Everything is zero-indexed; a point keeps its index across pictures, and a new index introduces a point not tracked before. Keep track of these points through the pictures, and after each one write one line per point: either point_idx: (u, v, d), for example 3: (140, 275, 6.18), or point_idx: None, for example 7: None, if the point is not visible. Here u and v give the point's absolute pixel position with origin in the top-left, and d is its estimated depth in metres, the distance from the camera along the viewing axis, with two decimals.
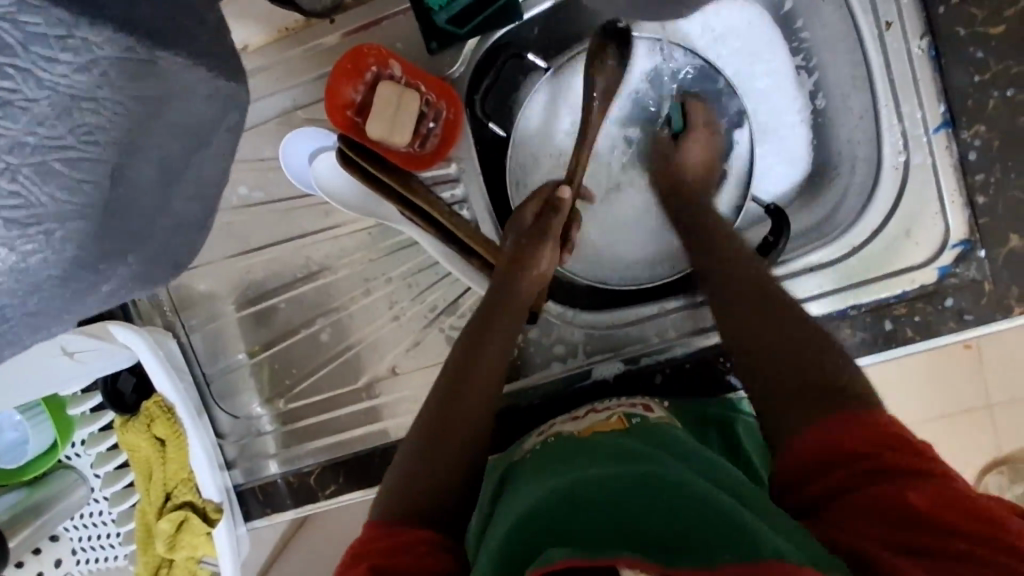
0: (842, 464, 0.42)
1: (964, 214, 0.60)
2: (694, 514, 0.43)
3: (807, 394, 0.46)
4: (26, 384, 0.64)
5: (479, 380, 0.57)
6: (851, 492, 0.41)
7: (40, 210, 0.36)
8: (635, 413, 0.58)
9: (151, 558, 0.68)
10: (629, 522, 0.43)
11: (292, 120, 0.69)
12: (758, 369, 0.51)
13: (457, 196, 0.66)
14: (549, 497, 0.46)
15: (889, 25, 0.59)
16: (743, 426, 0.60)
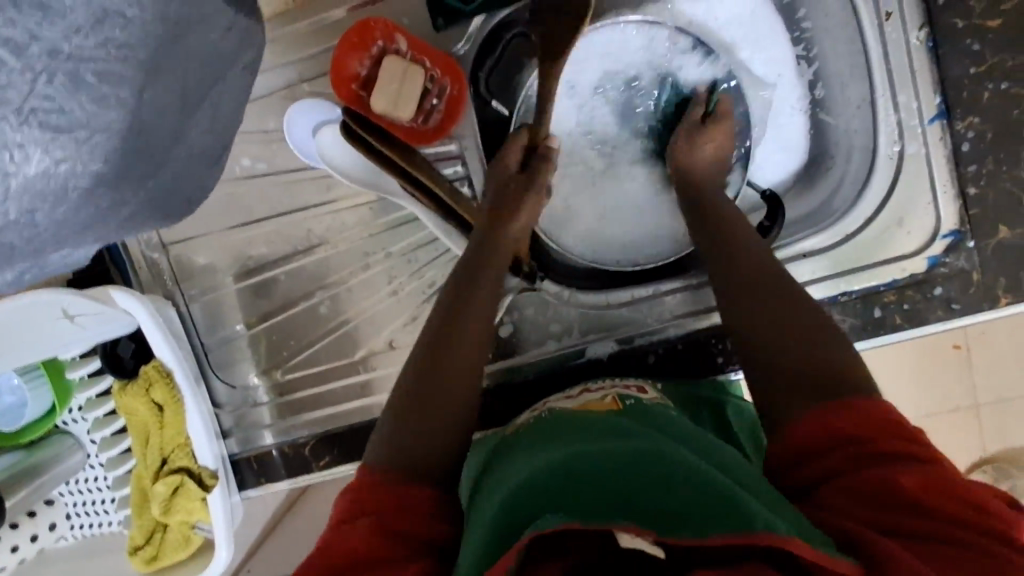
0: (833, 447, 0.44)
1: (955, 205, 0.61)
2: (685, 485, 0.44)
3: (806, 386, 0.48)
4: (27, 338, 0.65)
5: (462, 345, 0.55)
6: (839, 478, 0.43)
7: (75, 118, 0.39)
8: (629, 396, 0.59)
9: (146, 522, 0.70)
10: (624, 492, 0.45)
11: (296, 93, 0.69)
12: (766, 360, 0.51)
13: (459, 174, 0.67)
14: (546, 468, 0.47)
15: (889, 15, 0.60)
16: (731, 407, 0.61)
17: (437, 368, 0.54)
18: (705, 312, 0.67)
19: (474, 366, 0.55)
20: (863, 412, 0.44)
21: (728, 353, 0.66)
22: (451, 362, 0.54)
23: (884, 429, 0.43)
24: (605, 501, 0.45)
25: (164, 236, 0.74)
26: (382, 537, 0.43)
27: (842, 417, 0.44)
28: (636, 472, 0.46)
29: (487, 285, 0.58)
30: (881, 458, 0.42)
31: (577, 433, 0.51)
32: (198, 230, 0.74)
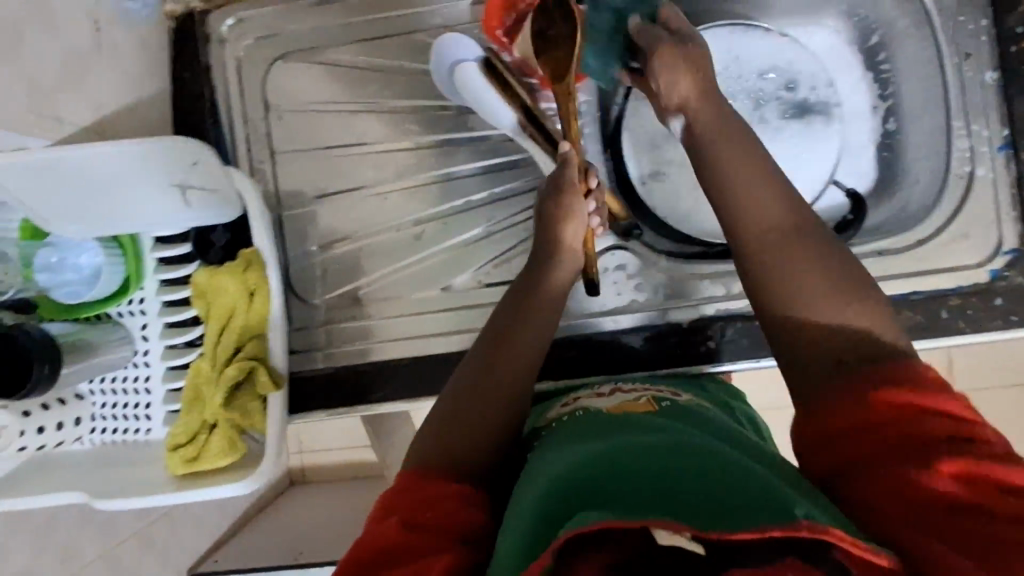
0: (857, 435, 0.46)
1: (1017, 226, 0.69)
2: (722, 489, 0.45)
3: (830, 362, 0.50)
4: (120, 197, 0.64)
5: (501, 369, 0.60)
6: (870, 465, 0.45)
7: None
8: (664, 398, 0.61)
9: (193, 419, 0.67)
10: (656, 484, 0.46)
11: (434, 33, 0.74)
12: (794, 333, 0.52)
13: (573, 130, 0.73)
14: (581, 464, 0.48)
15: (968, 55, 0.70)
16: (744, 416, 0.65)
17: (489, 364, 0.60)
18: None
19: (521, 371, 0.60)
20: (892, 390, 0.46)
21: None
22: (502, 358, 0.60)
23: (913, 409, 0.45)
24: (647, 493, 0.45)
25: (274, 145, 0.76)
26: (404, 532, 0.48)
27: (869, 388, 0.47)
28: (680, 466, 0.47)
29: (535, 303, 0.62)
30: (912, 444, 0.44)
31: (614, 431, 0.53)
32: (305, 146, 0.76)
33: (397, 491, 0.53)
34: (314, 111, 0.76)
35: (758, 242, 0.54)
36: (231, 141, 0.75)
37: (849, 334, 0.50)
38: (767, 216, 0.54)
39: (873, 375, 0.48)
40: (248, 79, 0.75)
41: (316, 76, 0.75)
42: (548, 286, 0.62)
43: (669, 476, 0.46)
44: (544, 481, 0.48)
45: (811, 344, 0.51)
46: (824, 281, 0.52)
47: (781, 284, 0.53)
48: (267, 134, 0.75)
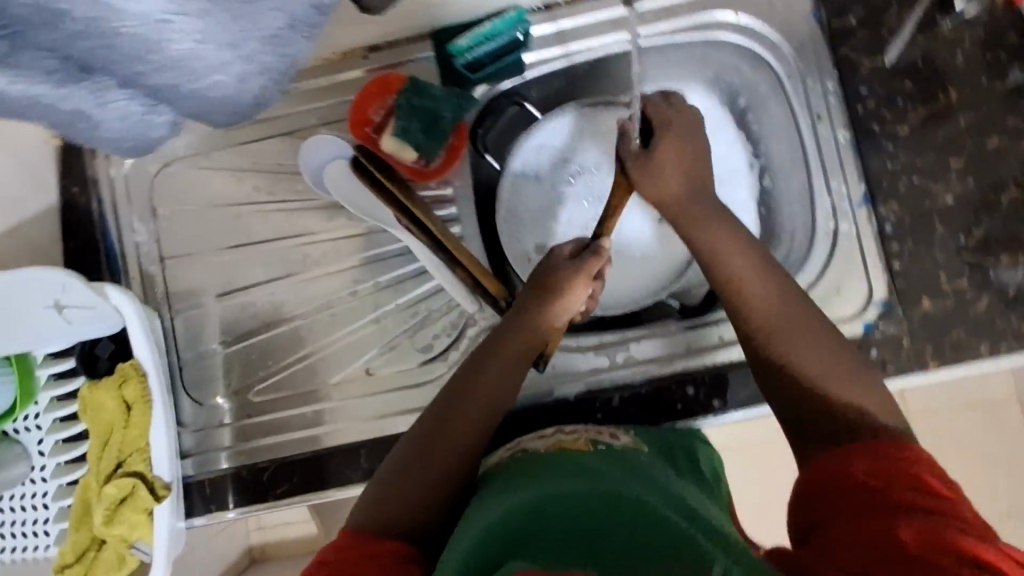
0: (822, 501, 0.50)
1: (885, 278, 0.70)
2: (650, 533, 0.46)
3: (818, 435, 0.55)
4: (1, 320, 0.66)
5: (445, 442, 0.59)
6: (834, 519, 0.48)
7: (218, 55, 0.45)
8: (601, 441, 0.62)
9: (81, 538, 0.67)
10: (587, 530, 0.47)
11: (311, 131, 0.76)
12: (797, 382, 0.57)
13: (451, 215, 0.74)
14: (516, 508, 0.49)
15: (820, 117, 0.73)
16: (702, 452, 0.67)
17: (447, 425, 0.59)
18: (668, 359, 0.73)
19: (480, 429, 0.60)
20: (885, 458, 0.49)
21: (689, 401, 0.70)
22: (460, 414, 0.60)
23: (895, 480, 0.48)
24: (571, 531, 0.47)
25: (163, 250, 0.77)
26: None
27: (860, 460, 0.50)
28: (607, 515, 0.49)
29: (491, 371, 0.62)
30: (888, 503, 0.47)
31: (558, 473, 0.54)
32: (193, 249, 0.77)
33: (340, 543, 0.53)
34: (201, 214, 0.78)
35: (744, 317, 0.60)
36: (119, 248, 0.76)
37: (846, 413, 0.55)
38: (761, 300, 0.60)
39: (874, 449, 0.50)
40: (134, 189, 0.77)
41: (206, 180, 0.78)
42: (506, 352, 0.63)
43: (597, 522, 0.48)
44: (484, 522, 0.49)
45: (793, 395, 0.57)
46: (829, 371, 0.56)
47: (783, 356, 0.58)
48: (156, 240, 0.77)
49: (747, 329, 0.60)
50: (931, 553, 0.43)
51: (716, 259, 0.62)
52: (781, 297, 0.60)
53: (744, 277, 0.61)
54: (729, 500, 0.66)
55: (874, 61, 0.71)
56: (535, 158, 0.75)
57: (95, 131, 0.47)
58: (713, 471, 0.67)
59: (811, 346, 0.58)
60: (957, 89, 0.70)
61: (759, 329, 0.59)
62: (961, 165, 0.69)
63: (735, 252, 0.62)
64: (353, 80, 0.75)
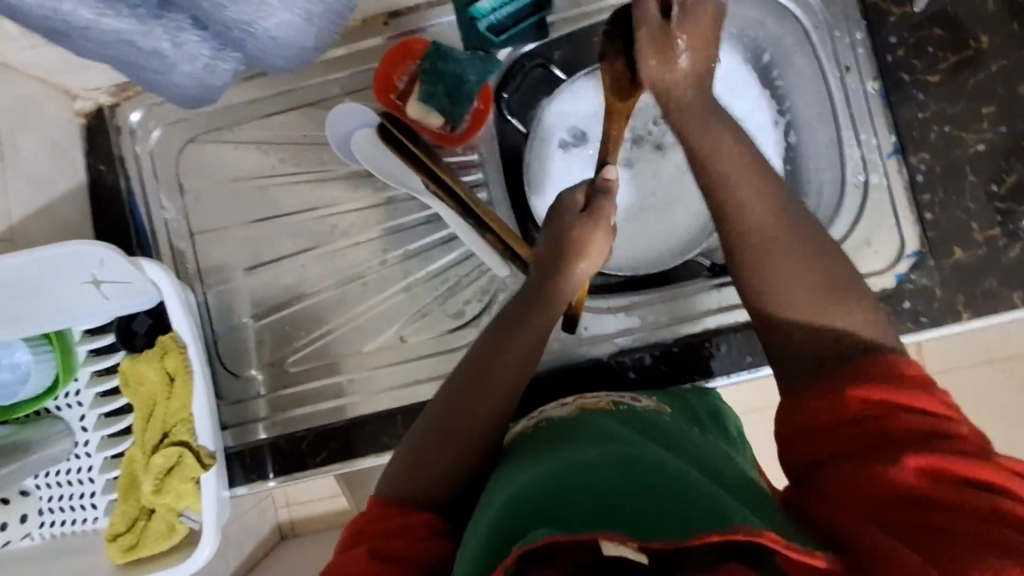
0: (816, 434, 0.46)
1: (916, 229, 0.70)
2: (665, 494, 0.44)
3: (810, 362, 0.48)
4: (36, 297, 0.66)
5: (467, 418, 0.57)
6: (835, 461, 0.44)
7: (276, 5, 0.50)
8: (624, 402, 0.63)
9: (130, 508, 0.68)
10: (603, 494, 0.45)
11: (334, 101, 0.76)
12: (786, 304, 0.50)
13: (478, 180, 0.74)
14: (534, 481, 0.48)
15: (848, 69, 0.72)
16: (729, 421, 0.67)
17: (468, 394, 0.58)
18: (698, 318, 0.73)
19: (501, 395, 0.59)
20: (878, 383, 0.44)
21: (721, 358, 0.71)
22: (481, 384, 0.58)
23: (890, 406, 0.44)
24: (581, 495, 0.45)
25: (192, 226, 0.78)
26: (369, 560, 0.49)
27: (851, 382, 0.45)
28: (622, 473, 0.47)
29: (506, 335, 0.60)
30: (886, 438, 0.43)
31: (573, 442, 0.53)
32: (221, 223, 0.78)
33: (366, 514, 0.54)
34: (227, 188, 0.78)
35: (739, 242, 0.52)
36: (149, 226, 0.77)
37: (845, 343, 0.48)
38: (760, 228, 0.51)
39: (866, 370, 0.45)
40: (159, 165, 0.77)
41: (230, 154, 0.78)
42: (525, 331, 0.60)
43: (610, 480, 0.46)
44: (503, 499, 0.48)
45: (782, 325, 0.50)
46: (824, 300, 0.49)
47: (770, 271, 0.50)
48: (184, 216, 0.77)
49: (735, 243, 0.52)
50: (938, 490, 0.40)
51: (705, 159, 0.54)
52: (768, 204, 0.52)
53: (735, 178, 0.52)
54: (755, 459, 0.65)
55: (903, 9, 0.70)
56: (562, 120, 0.74)
57: (165, 73, 0.53)
58: (738, 430, 0.68)
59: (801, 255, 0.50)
60: (988, 33, 0.69)
61: (749, 243, 0.51)
62: (993, 112, 0.69)
63: (707, 136, 0.54)
64: (375, 47, 0.74)
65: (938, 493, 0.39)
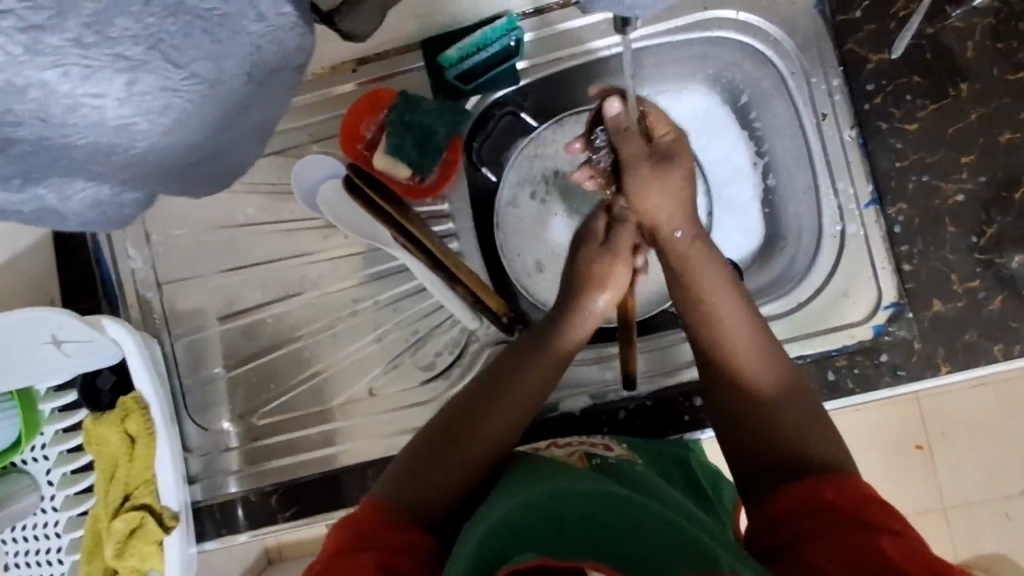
0: (797, 518, 0.48)
1: (894, 280, 0.68)
2: (663, 538, 0.43)
3: (779, 471, 0.52)
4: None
5: (477, 442, 0.55)
6: (808, 541, 0.46)
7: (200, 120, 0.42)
8: (595, 455, 0.59)
9: (93, 570, 0.67)
10: (597, 531, 0.43)
11: (302, 148, 0.74)
12: (756, 416, 0.55)
13: (449, 231, 0.72)
14: (524, 506, 0.46)
15: (825, 116, 0.70)
16: (697, 462, 0.64)
17: (478, 415, 0.56)
18: (673, 370, 0.72)
19: (513, 419, 0.57)
20: (848, 492, 0.48)
21: (696, 412, 0.70)
22: (495, 402, 0.57)
23: (860, 501, 0.47)
24: (577, 530, 0.43)
25: (160, 275, 0.76)
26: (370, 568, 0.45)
27: (830, 487, 0.48)
28: (614, 512, 0.45)
29: (526, 360, 0.60)
30: (859, 525, 0.45)
31: (558, 474, 0.50)
32: (189, 273, 0.77)
33: (356, 518, 0.50)
34: (195, 237, 0.77)
35: (713, 350, 0.58)
36: (115, 276, 0.75)
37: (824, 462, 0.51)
38: (736, 343, 0.57)
39: (837, 481, 0.49)
40: None
41: (198, 203, 0.76)
42: (543, 357, 0.60)
43: (604, 521, 0.44)
44: (490, 521, 0.45)
45: (746, 423, 0.55)
46: (794, 425, 0.54)
47: (744, 384, 0.56)
48: (151, 266, 0.76)
49: (712, 352, 0.58)
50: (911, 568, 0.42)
51: (690, 277, 0.60)
52: (739, 318, 0.58)
53: (713, 296, 0.59)
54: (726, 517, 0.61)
55: (880, 56, 0.68)
56: (536, 166, 0.73)
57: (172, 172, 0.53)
58: (710, 475, 0.65)
59: (772, 374, 0.56)
60: (968, 81, 0.67)
61: (725, 354, 0.57)
62: (972, 161, 0.67)
63: (700, 269, 0.60)
64: (342, 94, 0.73)
65: (909, 566, 0.41)
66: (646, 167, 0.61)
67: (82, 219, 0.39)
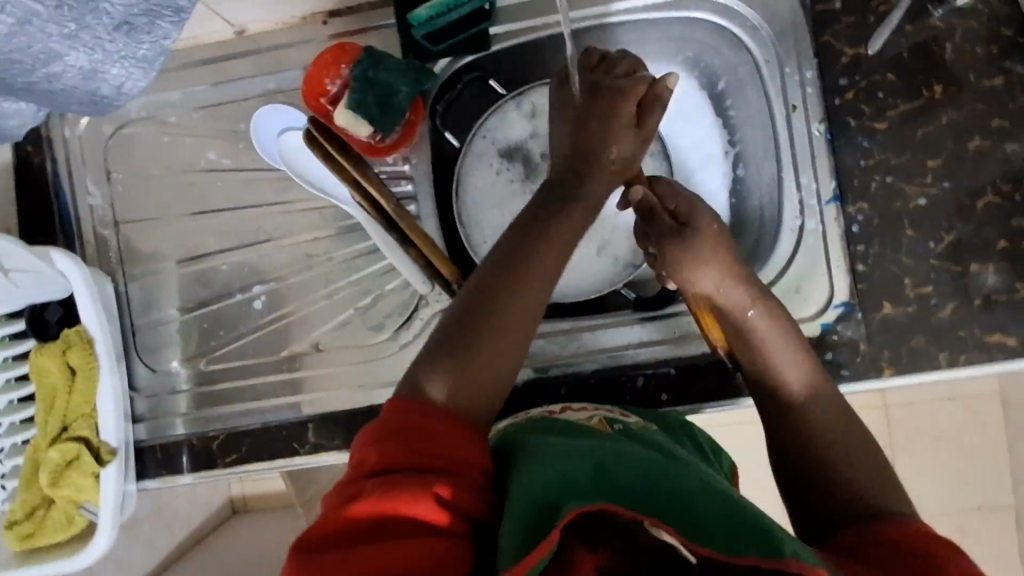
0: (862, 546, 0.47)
1: (846, 280, 0.67)
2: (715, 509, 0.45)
3: (839, 508, 0.52)
4: None
5: (492, 355, 0.52)
6: (860, 549, 0.47)
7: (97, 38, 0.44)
8: (616, 421, 0.60)
9: (31, 497, 0.68)
10: (661, 503, 0.45)
11: (267, 98, 0.73)
12: (824, 457, 0.54)
13: (407, 193, 0.72)
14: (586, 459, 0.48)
15: (795, 108, 0.70)
16: (698, 432, 0.65)
17: (499, 291, 0.54)
18: (617, 350, 0.70)
19: (537, 290, 0.55)
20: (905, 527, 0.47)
21: (638, 393, 0.68)
22: (515, 275, 0.54)
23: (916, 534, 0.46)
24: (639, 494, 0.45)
25: (118, 214, 0.76)
26: (418, 494, 0.44)
27: (890, 527, 0.48)
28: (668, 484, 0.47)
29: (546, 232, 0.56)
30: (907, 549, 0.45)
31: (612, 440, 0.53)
32: (148, 214, 0.77)
33: (386, 430, 0.47)
34: (156, 179, 0.76)
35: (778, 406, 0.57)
36: (74, 211, 0.75)
37: (857, 486, 0.52)
38: (811, 410, 0.56)
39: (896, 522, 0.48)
40: (88, 150, 0.76)
41: (161, 145, 0.76)
42: (541, 255, 0.55)
43: (661, 492, 0.46)
44: (544, 466, 0.47)
45: (818, 469, 0.54)
46: (831, 447, 0.54)
47: (812, 439, 0.55)
48: (110, 204, 0.76)
49: (777, 403, 0.57)
50: None
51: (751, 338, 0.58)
52: (805, 378, 0.57)
53: (777, 354, 0.57)
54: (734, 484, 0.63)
55: (857, 50, 0.67)
56: (497, 135, 0.73)
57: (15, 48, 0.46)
58: (710, 445, 0.66)
59: (840, 427, 0.55)
60: (942, 83, 0.66)
61: (794, 407, 0.56)
62: (938, 165, 0.66)
63: (767, 327, 0.58)
64: (309, 46, 0.72)
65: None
66: (676, 249, 0.60)
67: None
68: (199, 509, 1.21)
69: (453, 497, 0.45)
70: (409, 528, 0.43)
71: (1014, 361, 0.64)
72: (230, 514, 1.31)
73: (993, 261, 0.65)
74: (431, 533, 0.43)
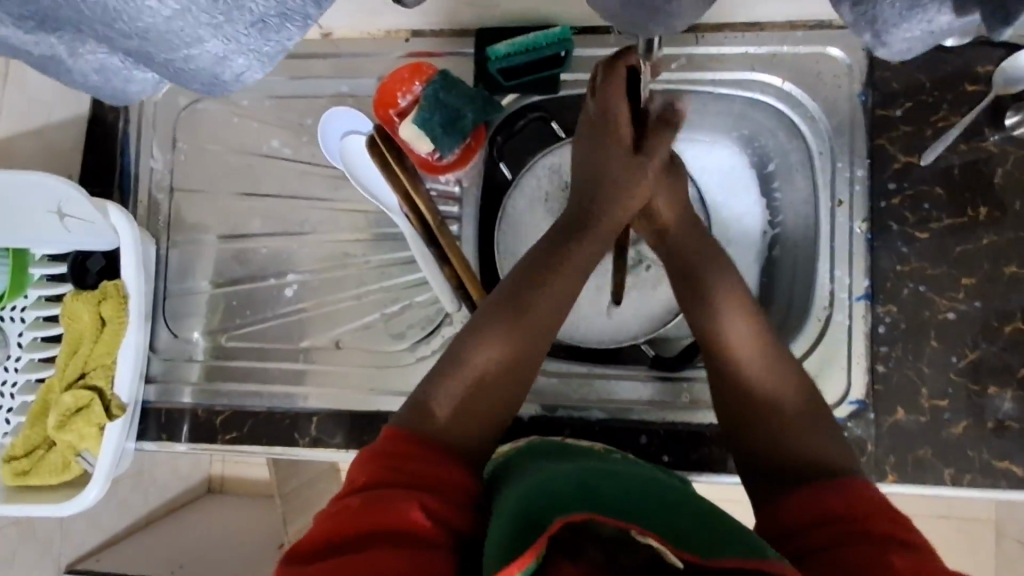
0: (818, 535, 0.48)
1: (864, 378, 0.68)
2: (694, 522, 0.47)
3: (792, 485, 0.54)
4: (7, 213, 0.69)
5: (527, 329, 0.60)
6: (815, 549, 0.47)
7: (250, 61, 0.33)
8: (616, 453, 0.61)
9: (33, 435, 0.70)
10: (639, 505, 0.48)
11: (338, 100, 0.76)
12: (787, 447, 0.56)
13: (453, 214, 0.75)
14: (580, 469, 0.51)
15: (840, 202, 0.71)
16: None
17: (528, 284, 0.62)
18: (624, 403, 0.71)
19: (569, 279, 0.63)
20: (859, 507, 0.48)
21: (640, 450, 0.68)
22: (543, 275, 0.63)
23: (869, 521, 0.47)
24: (621, 497, 0.48)
25: (174, 181, 0.79)
26: (408, 506, 0.47)
27: (833, 496, 0.50)
28: (654, 494, 0.50)
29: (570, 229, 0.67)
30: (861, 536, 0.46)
31: (602, 458, 0.56)
32: (202, 187, 0.80)
33: (379, 455, 0.51)
34: (218, 155, 0.80)
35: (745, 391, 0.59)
36: (134, 170, 0.79)
37: (806, 451, 0.55)
38: (787, 408, 0.58)
39: (842, 490, 0.50)
40: (160, 116, 0.79)
41: (229, 124, 0.79)
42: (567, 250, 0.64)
43: (644, 499, 0.49)
44: (537, 475, 0.50)
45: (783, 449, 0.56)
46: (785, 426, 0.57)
47: (776, 432, 0.57)
48: (169, 170, 0.79)
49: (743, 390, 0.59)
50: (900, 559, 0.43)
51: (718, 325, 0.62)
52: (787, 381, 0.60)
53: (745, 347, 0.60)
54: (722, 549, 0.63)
55: (909, 158, 0.69)
56: (550, 175, 0.76)
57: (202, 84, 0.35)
58: None
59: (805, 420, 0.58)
60: (988, 206, 0.67)
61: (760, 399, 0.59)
62: (972, 284, 0.67)
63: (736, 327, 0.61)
64: (387, 58, 0.75)
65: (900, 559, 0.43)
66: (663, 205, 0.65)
67: (89, 79, 0.36)
68: (178, 482, 1.21)
69: (433, 510, 0.48)
70: (395, 536, 0.45)
71: (1018, 492, 0.64)
72: (206, 493, 1.30)
73: (1012, 387, 0.65)
74: (417, 540, 0.45)
